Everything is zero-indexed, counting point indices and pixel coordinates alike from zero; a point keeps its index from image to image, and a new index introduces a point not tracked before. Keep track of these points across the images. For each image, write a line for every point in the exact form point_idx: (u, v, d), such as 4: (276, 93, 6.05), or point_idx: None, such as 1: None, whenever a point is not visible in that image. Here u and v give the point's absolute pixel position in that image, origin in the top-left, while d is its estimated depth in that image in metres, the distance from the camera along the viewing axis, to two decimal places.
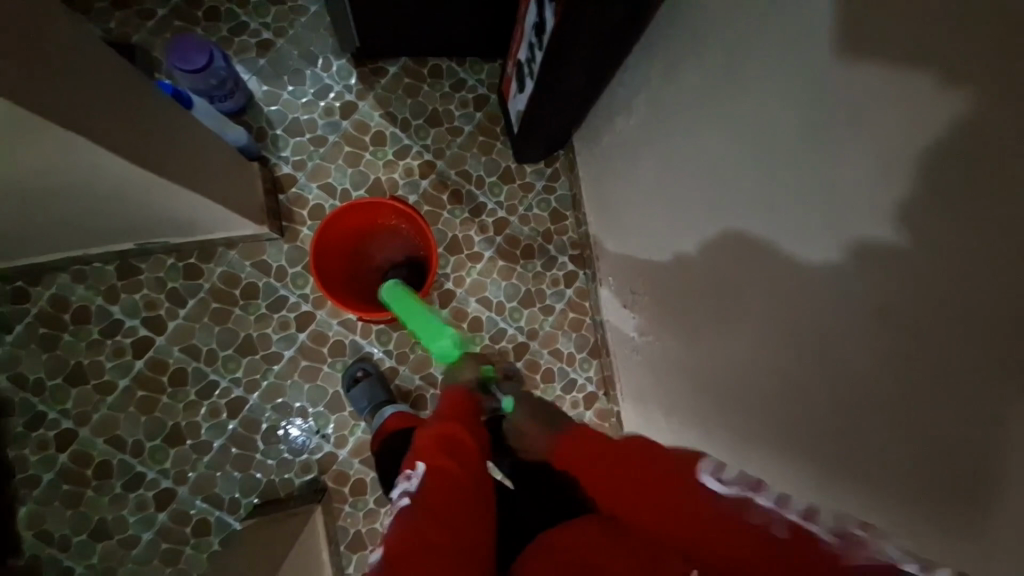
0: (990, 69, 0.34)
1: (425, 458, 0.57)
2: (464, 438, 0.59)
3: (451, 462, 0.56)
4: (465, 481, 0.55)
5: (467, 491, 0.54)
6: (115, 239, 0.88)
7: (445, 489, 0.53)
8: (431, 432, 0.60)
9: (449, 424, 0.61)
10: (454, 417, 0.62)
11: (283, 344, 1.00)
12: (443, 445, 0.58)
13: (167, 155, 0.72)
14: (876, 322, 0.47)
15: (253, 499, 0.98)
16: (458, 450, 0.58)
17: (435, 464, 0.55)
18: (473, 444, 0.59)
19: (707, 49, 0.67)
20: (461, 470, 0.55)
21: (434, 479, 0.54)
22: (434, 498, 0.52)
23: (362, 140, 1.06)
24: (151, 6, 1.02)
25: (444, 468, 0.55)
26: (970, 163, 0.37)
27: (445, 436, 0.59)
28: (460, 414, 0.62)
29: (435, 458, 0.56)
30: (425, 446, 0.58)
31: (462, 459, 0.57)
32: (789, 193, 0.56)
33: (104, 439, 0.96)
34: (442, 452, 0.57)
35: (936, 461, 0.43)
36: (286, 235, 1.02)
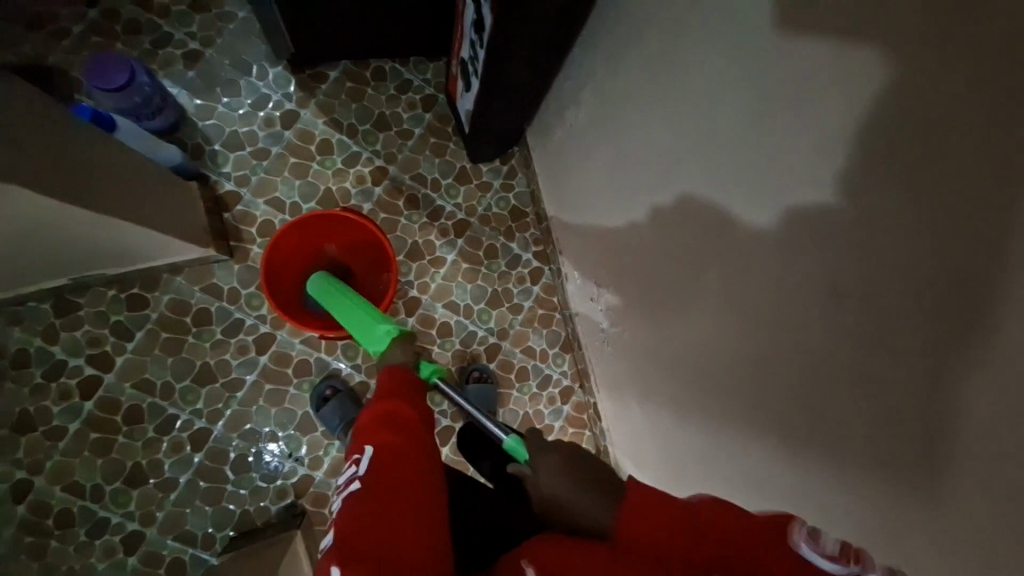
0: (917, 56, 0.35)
1: (372, 440, 0.54)
2: (412, 413, 0.57)
3: (401, 440, 0.54)
4: (416, 458, 0.53)
5: (419, 468, 0.52)
6: (47, 276, 0.82)
7: (394, 468, 0.51)
8: (375, 410, 0.57)
9: (394, 401, 0.58)
10: (399, 392, 0.59)
11: (244, 368, 0.97)
12: (387, 422, 0.55)
13: (92, 184, 0.67)
14: (832, 306, 0.48)
15: (229, 531, 0.94)
16: (406, 428, 0.55)
17: (385, 445, 0.53)
18: (421, 420, 0.58)
19: (649, 37, 0.67)
20: (411, 448, 0.54)
21: (382, 459, 0.52)
22: (386, 479, 0.50)
23: (308, 150, 1.02)
24: (64, 22, 0.95)
25: (394, 448, 0.53)
26: (912, 144, 0.37)
27: (391, 414, 0.56)
28: (405, 389, 0.60)
29: (383, 438, 0.54)
30: (370, 426, 0.55)
31: (411, 436, 0.55)
32: (740, 181, 0.56)
33: (60, 488, 0.91)
34: (390, 431, 0.54)
35: (894, 438, 0.44)
36: (236, 256, 0.98)
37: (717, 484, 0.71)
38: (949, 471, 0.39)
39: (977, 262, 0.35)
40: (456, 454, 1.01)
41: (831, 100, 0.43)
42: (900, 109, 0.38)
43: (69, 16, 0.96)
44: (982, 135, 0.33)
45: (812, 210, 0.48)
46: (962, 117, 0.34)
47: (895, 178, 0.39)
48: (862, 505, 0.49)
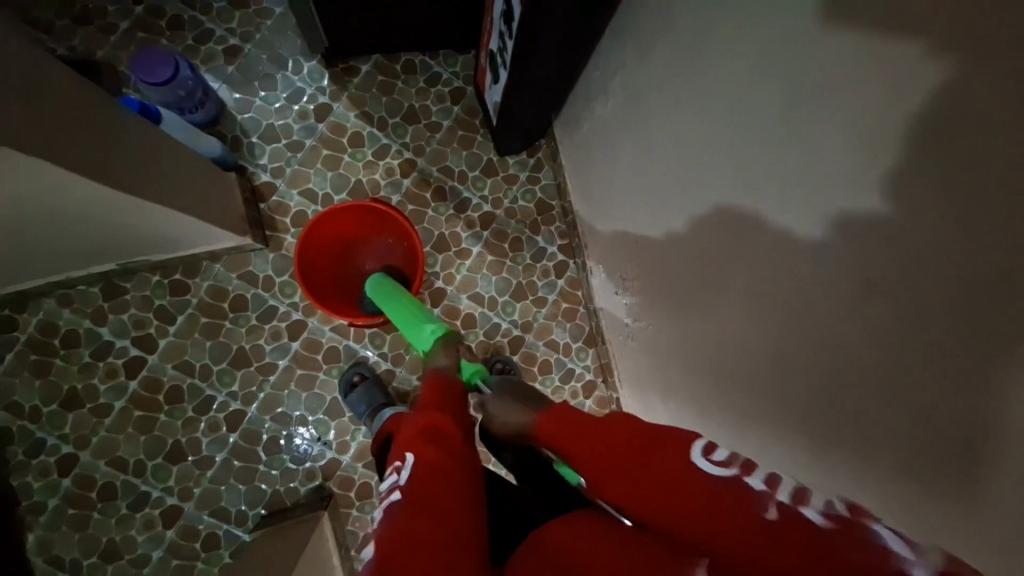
0: (957, 39, 0.34)
1: (413, 449, 0.54)
2: (452, 427, 0.58)
3: (440, 449, 0.54)
4: (456, 468, 0.53)
5: (458, 476, 0.52)
6: (96, 260, 0.87)
7: (436, 476, 0.51)
8: (416, 424, 0.58)
9: (434, 414, 0.59)
10: (440, 407, 0.61)
11: (276, 354, 1.00)
12: (429, 434, 0.56)
13: (138, 172, 0.70)
14: (865, 300, 0.47)
15: (260, 510, 0.98)
16: (445, 439, 0.56)
17: (425, 452, 0.53)
18: (460, 435, 0.58)
19: (679, 27, 0.66)
20: (450, 456, 0.54)
21: (425, 466, 0.52)
22: (426, 485, 0.50)
23: (339, 142, 1.04)
24: (113, 19, 1.00)
25: (433, 456, 0.53)
26: (949, 131, 0.36)
27: (431, 425, 0.57)
28: (443, 406, 0.61)
29: (424, 448, 0.54)
30: (411, 439, 0.56)
31: (451, 446, 0.55)
32: (770, 172, 0.56)
33: (105, 462, 0.96)
34: (430, 441, 0.55)
35: (926, 436, 0.43)
36: (270, 245, 1.01)
37: None
38: (978, 469, 0.38)
39: (1015, 253, 0.34)
40: (478, 443, 1.02)
41: (866, 88, 0.42)
42: (939, 94, 0.36)
43: (118, 14, 1.00)
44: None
45: (843, 201, 0.47)
46: (1001, 101, 0.32)
47: (931, 166, 0.38)
48: (889, 504, 0.47)
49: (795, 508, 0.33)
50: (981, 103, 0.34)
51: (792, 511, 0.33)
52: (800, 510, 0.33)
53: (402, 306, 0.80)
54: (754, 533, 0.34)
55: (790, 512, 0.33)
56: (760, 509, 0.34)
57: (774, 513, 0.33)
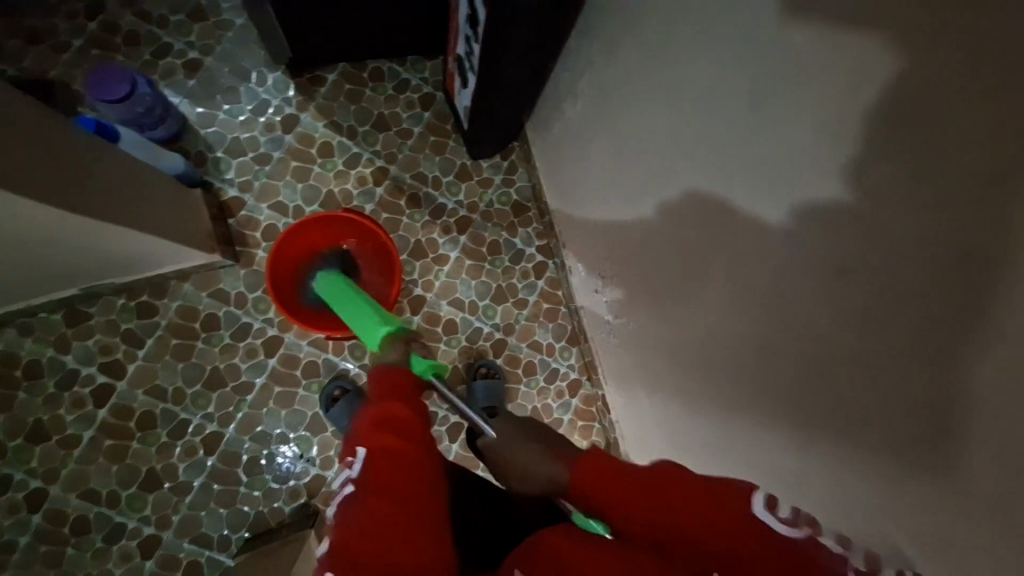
0: (908, 24, 0.35)
1: (366, 441, 0.53)
2: (408, 412, 0.56)
3: (396, 439, 0.52)
4: (413, 459, 0.52)
5: (416, 468, 0.51)
6: (58, 285, 0.84)
7: (389, 469, 0.50)
8: (370, 411, 0.56)
9: (388, 402, 0.56)
10: (397, 393, 0.58)
11: (252, 372, 0.98)
12: (380, 423, 0.54)
13: (98, 192, 0.68)
14: (835, 284, 0.48)
15: (244, 533, 0.95)
16: (402, 428, 0.54)
17: (379, 445, 0.52)
18: (414, 418, 0.56)
19: (642, 23, 0.67)
20: (407, 447, 0.52)
21: (377, 460, 0.51)
22: (382, 481, 0.49)
23: (308, 153, 1.02)
24: (65, 37, 0.97)
25: (389, 448, 0.52)
26: (904, 115, 0.37)
27: (387, 414, 0.55)
28: (399, 391, 0.58)
29: (376, 440, 0.52)
30: (364, 427, 0.54)
31: (408, 435, 0.54)
32: (739, 162, 0.56)
33: (77, 495, 0.92)
34: (384, 431, 0.53)
35: (901, 414, 0.43)
36: (242, 261, 0.99)
37: (726, 471, 0.71)
38: (953, 443, 0.39)
39: (977, 228, 0.34)
40: (466, 450, 1.01)
41: (827, 75, 0.43)
42: (896, 76, 0.37)
43: (70, 31, 0.97)
44: (980, 97, 0.32)
45: (810, 187, 0.48)
46: (956, 80, 0.33)
47: (892, 147, 0.39)
48: (872, 483, 0.48)
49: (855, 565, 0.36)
50: (934, 85, 0.34)
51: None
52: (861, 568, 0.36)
53: (360, 308, 0.76)
54: None
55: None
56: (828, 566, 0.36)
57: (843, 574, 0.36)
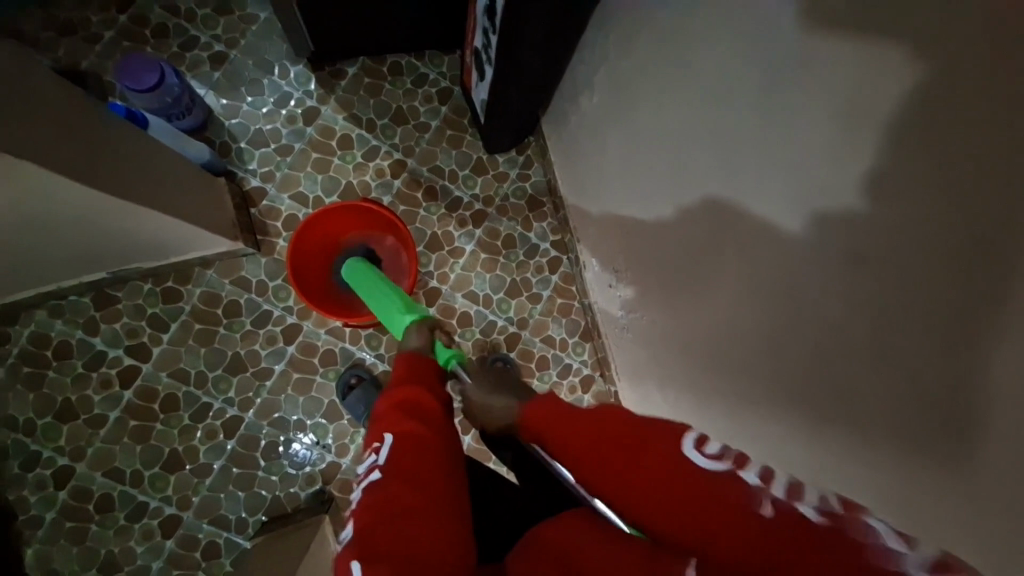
0: (921, 13, 0.35)
1: (391, 429, 0.53)
2: (431, 405, 0.57)
3: (420, 430, 0.53)
4: (436, 446, 0.53)
5: (438, 458, 0.52)
6: (87, 267, 0.87)
7: (415, 453, 0.51)
8: (393, 401, 0.57)
9: (411, 392, 0.58)
10: (419, 381, 0.59)
11: (271, 359, 1.00)
12: (405, 410, 0.55)
13: (127, 177, 0.70)
14: (850, 274, 0.48)
15: (261, 516, 0.97)
16: (424, 418, 0.55)
17: (403, 434, 0.52)
18: (437, 407, 0.57)
19: (658, 17, 0.67)
20: (429, 438, 0.53)
21: (403, 445, 0.51)
22: (406, 468, 0.49)
23: (328, 145, 1.04)
24: (97, 30, 1.00)
25: (412, 437, 0.52)
26: (917, 104, 0.37)
27: (410, 405, 0.56)
28: (422, 384, 0.59)
29: (401, 426, 0.53)
30: (388, 416, 0.55)
31: (431, 427, 0.54)
32: (754, 153, 0.56)
33: (101, 473, 0.95)
34: (408, 421, 0.54)
35: (912, 404, 0.43)
36: (262, 250, 1.01)
37: None
38: (966, 431, 0.39)
39: (990, 214, 0.34)
40: (478, 442, 1.02)
41: (842, 66, 0.43)
42: (909, 64, 0.37)
43: (102, 24, 1.00)
44: (993, 83, 0.32)
45: (822, 180, 0.48)
46: (968, 67, 0.33)
47: (907, 134, 0.39)
48: (883, 476, 0.48)
49: (789, 505, 0.33)
50: (946, 73, 0.35)
51: (787, 508, 0.33)
52: (794, 506, 0.32)
53: (376, 286, 0.80)
54: (751, 528, 0.33)
55: (787, 510, 0.32)
56: (753, 504, 0.33)
57: (769, 510, 0.33)
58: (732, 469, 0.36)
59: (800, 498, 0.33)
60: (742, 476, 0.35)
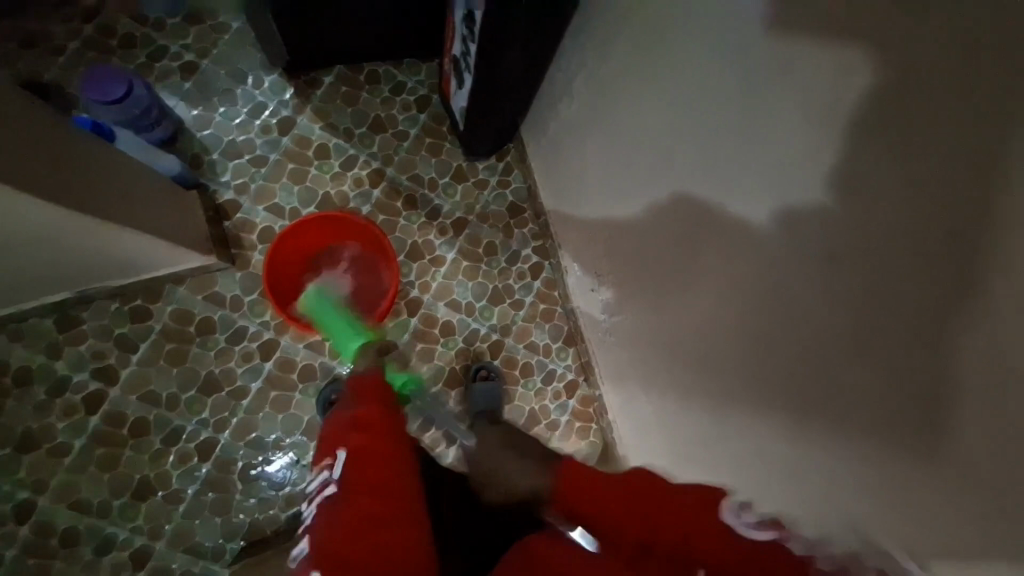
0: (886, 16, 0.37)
1: (343, 445, 0.54)
2: (382, 418, 0.58)
3: (372, 442, 0.54)
4: (390, 459, 0.54)
5: (392, 468, 0.53)
6: (50, 287, 0.83)
7: (369, 467, 0.52)
8: (343, 417, 0.58)
9: (359, 408, 0.58)
10: (372, 399, 0.60)
11: (249, 375, 0.97)
12: (358, 427, 0.56)
13: (93, 191, 0.68)
14: (825, 270, 0.49)
15: (239, 541, 0.93)
16: (375, 431, 0.56)
17: (356, 448, 0.53)
18: (389, 421, 0.58)
19: (634, 23, 0.68)
20: (381, 448, 0.54)
21: (356, 461, 0.52)
22: (362, 481, 0.51)
23: (305, 155, 1.03)
24: (59, 40, 0.97)
25: (365, 450, 0.53)
26: (886, 103, 0.39)
27: (362, 420, 0.57)
28: (369, 401, 0.60)
29: (355, 442, 0.54)
30: (339, 432, 0.56)
31: (384, 439, 0.55)
32: (730, 154, 0.57)
33: (67, 505, 0.90)
34: (361, 435, 0.55)
35: (889, 395, 0.44)
36: (238, 263, 0.98)
37: (723, 464, 0.71)
38: (943, 418, 0.40)
39: (965, 205, 0.35)
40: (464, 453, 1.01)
41: (810, 68, 0.45)
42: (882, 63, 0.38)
43: (65, 34, 0.97)
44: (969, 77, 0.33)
45: (795, 178, 0.50)
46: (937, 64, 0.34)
47: (877, 132, 0.40)
48: (866, 468, 0.48)
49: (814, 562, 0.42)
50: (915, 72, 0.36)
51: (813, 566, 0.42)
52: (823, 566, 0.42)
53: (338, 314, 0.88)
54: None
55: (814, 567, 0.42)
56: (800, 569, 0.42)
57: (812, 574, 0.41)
58: (775, 538, 0.43)
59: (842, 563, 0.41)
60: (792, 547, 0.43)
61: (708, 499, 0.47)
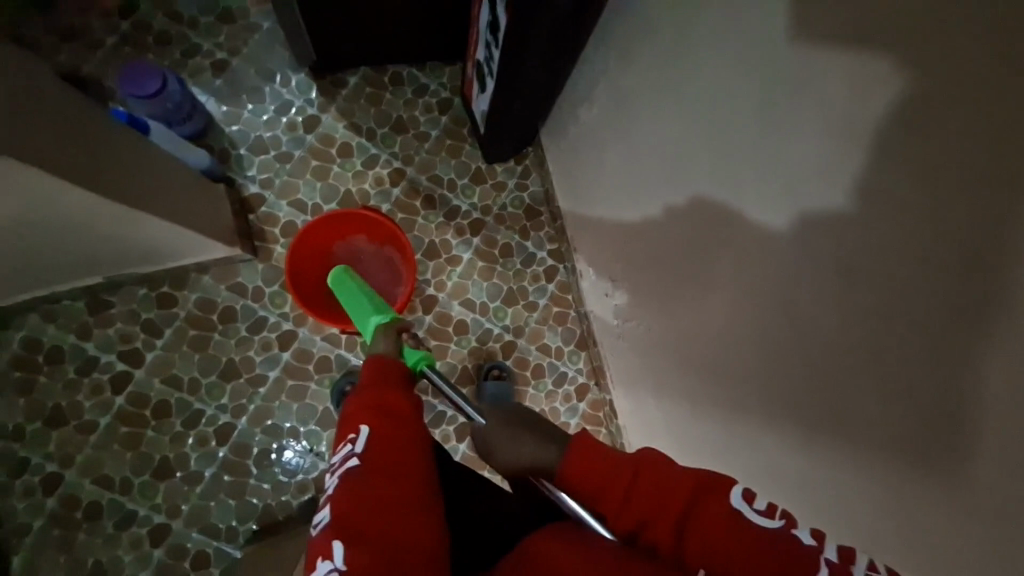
0: (909, 36, 0.37)
1: (368, 422, 0.53)
2: (408, 401, 0.57)
3: (397, 425, 0.54)
4: (413, 444, 0.53)
5: (414, 455, 0.53)
6: (83, 270, 0.86)
7: (394, 450, 0.51)
8: (369, 392, 0.56)
9: (387, 387, 0.56)
10: (394, 377, 0.58)
11: (266, 365, 0.99)
12: (383, 406, 0.55)
13: (126, 181, 0.71)
14: (842, 284, 0.48)
15: (252, 525, 0.96)
16: (399, 414, 0.55)
17: (382, 430, 0.53)
18: (414, 404, 0.57)
19: (656, 31, 0.69)
20: (405, 434, 0.53)
21: (381, 441, 0.52)
22: (386, 463, 0.50)
23: (328, 153, 1.05)
24: (100, 35, 1.01)
25: (390, 432, 0.53)
26: (909, 123, 0.39)
27: (388, 400, 0.55)
28: (395, 380, 0.58)
29: (379, 421, 0.53)
30: (365, 407, 0.54)
31: (408, 423, 0.55)
32: (750, 163, 0.57)
33: (91, 480, 0.94)
34: (386, 416, 0.54)
35: (903, 414, 0.44)
36: (260, 255, 1.01)
37: (732, 474, 0.71)
38: (958, 441, 0.40)
39: (983, 227, 0.35)
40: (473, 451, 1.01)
41: (834, 84, 0.45)
42: (904, 82, 0.38)
43: (105, 29, 1.01)
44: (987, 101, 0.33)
45: (817, 194, 0.49)
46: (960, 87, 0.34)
47: (899, 151, 0.40)
48: (879, 484, 0.48)
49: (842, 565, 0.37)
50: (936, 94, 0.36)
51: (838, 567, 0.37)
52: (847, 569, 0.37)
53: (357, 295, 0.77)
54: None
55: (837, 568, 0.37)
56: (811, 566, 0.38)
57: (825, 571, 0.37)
58: (785, 527, 0.40)
59: (852, 560, 0.37)
60: (799, 537, 0.40)
61: (714, 486, 0.44)
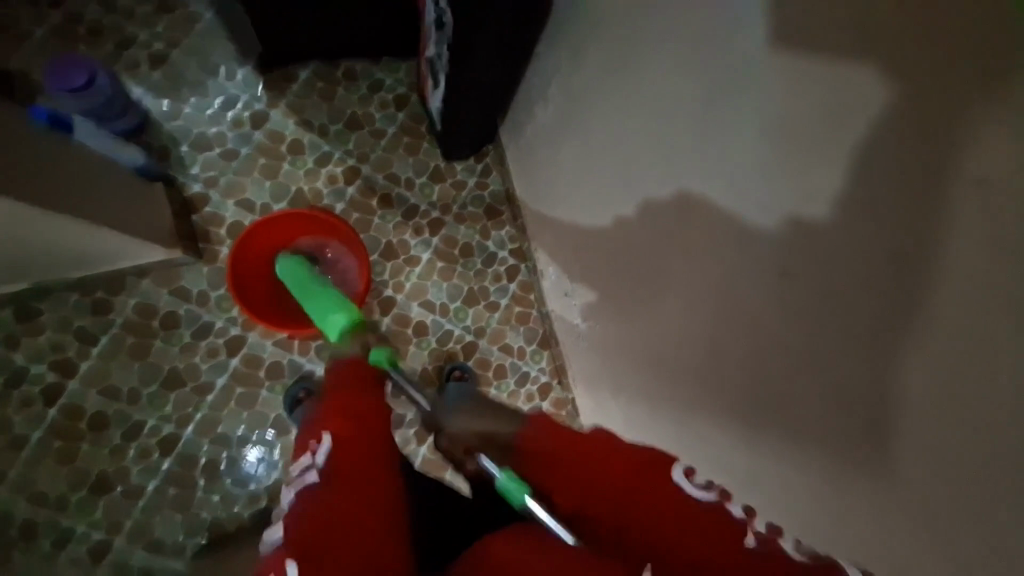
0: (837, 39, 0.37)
1: (331, 429, 0.49)
2: (370, 405, 0.53)
3: (360, 431, 0.49)
4: (377, 452, 0.49)
5: (379, 465, 0.48)
6: (9, 276, 0.81)
7: (356, 458, 0.47)
8: (331, 400, 0.52)
9: (349, 393, 0.53)
10: (354, 381, 0.55)
11: (213, 372, 0.95)
12: (345, 412, 0.51)
13: (50, 183, 0.66)
14: (778, 289, 0.48)
15: (200, 539, 0.92)
16: (365, 420, 0.51)
17: (345, 437, 0.48)
18: (377, 409, 0.53)
19: (604, 31, 0.68)
20: (370, 443, 0.49)
21: (343, 449, 0.47)
22: (346, 480, 0.45)
23: (277, 150, 1.01)
24: (28, 26, 0.95)
25: (353, 438, 0.48)
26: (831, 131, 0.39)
27: (352, 406, 0.51)
28: (360, 381, 0.55)
29: (342, 427, 0.49)
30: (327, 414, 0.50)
31: (372, 427, 0.51)
32: (693, 167, 0.57)
33: (24, 498, 0.88)
34: (349, 423, 0.50)
35: (838, 417, 0.44)
36: (205, 258, 0.97)
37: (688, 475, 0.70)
38: (892, 448, 0.40)
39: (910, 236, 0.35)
40: (433, 454, 1.00)
41: (767, 88, 0.45)
42: (837, 85, 0.38)
43: (32, 20, 0.95)
44: (918, 103, 0.33)
45: (754, 202, 0.49)
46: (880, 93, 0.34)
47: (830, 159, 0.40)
48: (826, 489, 0.48)
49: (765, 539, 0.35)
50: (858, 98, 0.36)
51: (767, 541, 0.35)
52: None
53: (317, 291, 0.74)
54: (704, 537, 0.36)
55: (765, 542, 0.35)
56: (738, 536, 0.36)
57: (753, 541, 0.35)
58: (718, 501, 0.38)
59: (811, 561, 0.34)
60: (672, 475, 0.40)
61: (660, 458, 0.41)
